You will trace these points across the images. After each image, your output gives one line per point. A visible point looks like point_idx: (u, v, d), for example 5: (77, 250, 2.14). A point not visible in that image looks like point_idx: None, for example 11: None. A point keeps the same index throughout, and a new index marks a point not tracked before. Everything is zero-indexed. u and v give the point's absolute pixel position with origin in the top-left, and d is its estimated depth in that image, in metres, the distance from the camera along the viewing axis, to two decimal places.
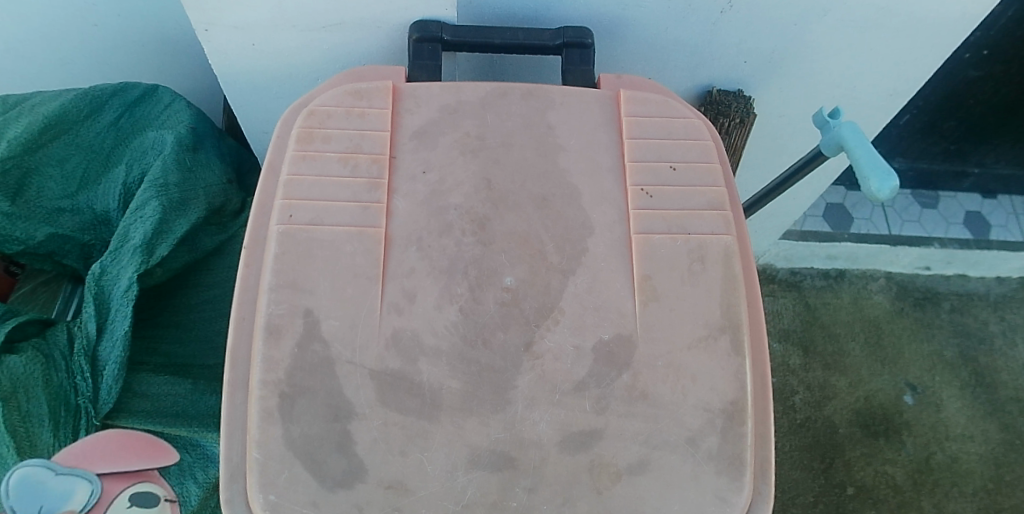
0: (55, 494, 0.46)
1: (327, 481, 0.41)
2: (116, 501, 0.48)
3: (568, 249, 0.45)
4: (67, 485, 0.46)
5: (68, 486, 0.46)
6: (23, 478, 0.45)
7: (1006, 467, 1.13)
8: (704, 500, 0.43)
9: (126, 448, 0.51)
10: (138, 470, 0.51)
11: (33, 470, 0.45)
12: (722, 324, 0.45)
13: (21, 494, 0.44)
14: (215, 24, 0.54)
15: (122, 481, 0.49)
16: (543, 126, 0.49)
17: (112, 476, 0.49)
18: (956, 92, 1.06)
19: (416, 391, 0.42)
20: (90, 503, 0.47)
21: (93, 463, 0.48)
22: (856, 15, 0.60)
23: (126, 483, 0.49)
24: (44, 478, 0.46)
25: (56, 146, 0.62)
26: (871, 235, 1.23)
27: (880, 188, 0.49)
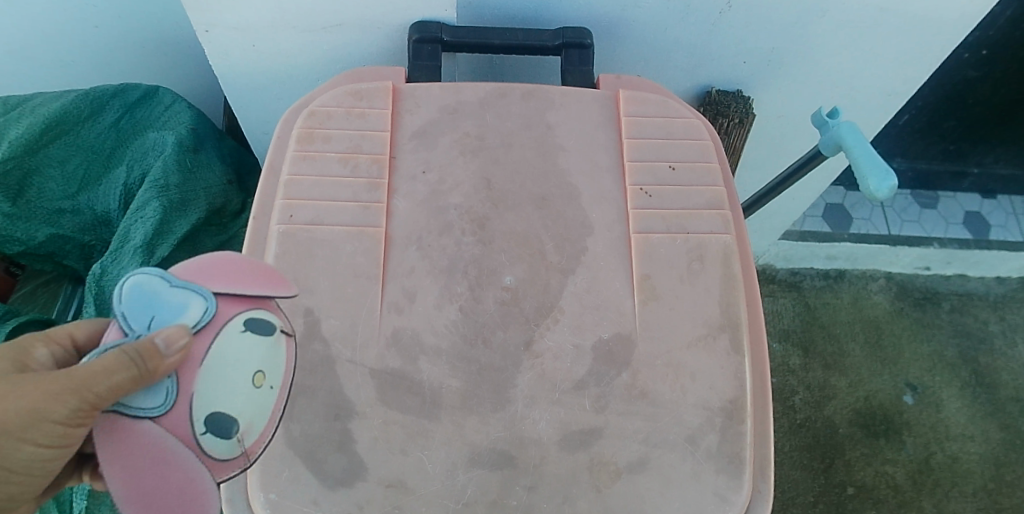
0: (169, 305, 0.28)
1: (327, 480, 0.41)
2: (229, 327, 0.29)
3: (567, 248, 0.45)
4: (181, 296, 0.28)
5: (186, 297, 0.28)
6: (135, 286, 0.28)
7: (1006, 467, 1.13)
8: (704, 498, 0.43)
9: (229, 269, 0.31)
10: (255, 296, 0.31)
11: (148, 277, 0.28)
12: (721, 323, 0.45)
13: (135, 304, 0.28)
14: (216, 26, 0.54)
15: (235, 303, 0.30)
16: (543, 126, 0.49)
17: (227, 295, 0.30)
18: (956, 92, 1.06)
19: (416, 390, 0.42)
20: (203, 324, 0.28)
21: (211, 278, 0.30)
22: (854, 16, 0.60)
23: (244, 305, 0.30)
24: (158, 288, 0.28)
25: (57, 147, 0.62)
26: (871, 234, 1.23)
27: (879, 187, 0.49)
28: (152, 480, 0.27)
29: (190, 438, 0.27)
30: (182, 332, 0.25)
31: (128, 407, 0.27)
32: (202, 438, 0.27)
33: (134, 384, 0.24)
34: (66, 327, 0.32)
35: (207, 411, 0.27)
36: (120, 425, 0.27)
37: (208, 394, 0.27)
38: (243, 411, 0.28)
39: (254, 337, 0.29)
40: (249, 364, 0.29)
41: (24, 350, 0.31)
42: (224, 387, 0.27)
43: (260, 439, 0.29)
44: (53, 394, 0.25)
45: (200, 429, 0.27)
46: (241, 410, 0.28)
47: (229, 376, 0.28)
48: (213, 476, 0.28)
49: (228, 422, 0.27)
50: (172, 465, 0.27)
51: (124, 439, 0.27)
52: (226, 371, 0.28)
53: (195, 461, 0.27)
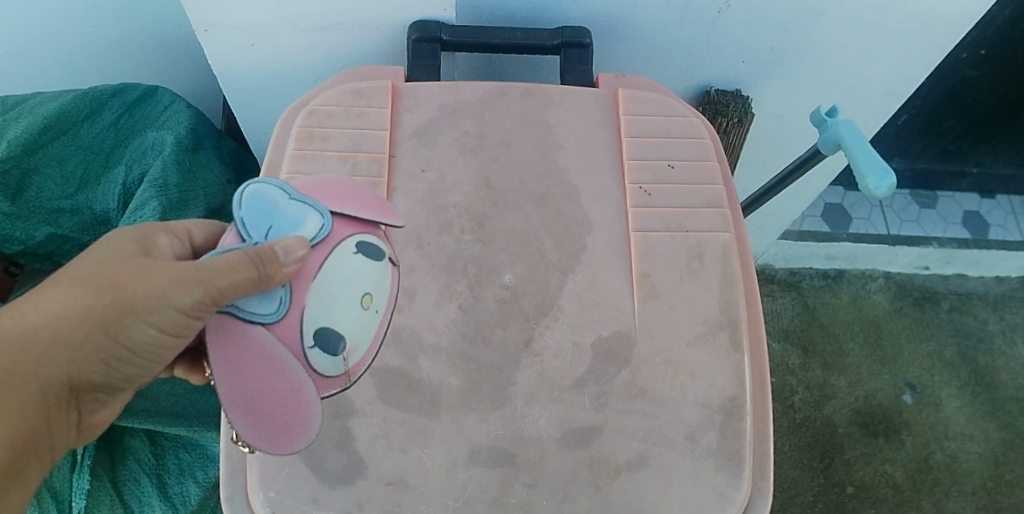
0: (286, 216, 0.29)
1: (328, 478, 0.41)
2: (342, 246, 0.30)
3: (567, 246, 0.45)
4: (297, 209, 0.29)
5: (302, 210, 0.29)
6: (256, 194, 0.29)
7: (1005, 466, 1.13)
8: (704, 495, 0.43)
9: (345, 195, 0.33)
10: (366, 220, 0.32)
11: (269, 187, 0.30)
12: (721, 321, 0.45)
13: (254, 210, 0.29)
14: (216, 25, 0.54)
15: (349, 225, 0.31)
16: (542, 124, 0.49)
17: (341, 217, 0.31)
18: (955, 91, 1.06)
19: (416, 388, 0.42)
20: (320, 238, 0.29)
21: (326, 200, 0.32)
22: (853, 15, 0.60)
23: (355, 228, 0.31)
24: (277, 200, 0.30)
25: (55, 146, 0.62)
26: (869, 234, 1.24)
27: (878, 185, 0.49)
28: (259, 384, 0.28)
29: (299, 349, 0.27)
30: (300, 243, 0.26)
31: (245, 311, 0.28)
32: (311, 351, 0.28)
33: (252, 285, 0.26)
34: (183, 224, 0.35)
35: (317, 324, 0.28)
36: (236, 325, 0.28)
37: (319, 308, 0.28)
38: (348, 330, 0.29)
39: (363, 262, 0.30)
40: (358, 286, 0.29)
41: (149, 237, 0.32)
42: (334, 303, 0.28)
43: (360, 360, 0.30)
44: (183, 282, 0.27)
45: (310, 341, 0.28)
46: (348, 329, 0.29)
47: (339, 295, 0.28)
48: (318, 389, 0.29)
49: (334, 338, 0.28)
50: (281, 372, 0.27)
51: (237, 342, 0.28)
52: (336, 289, 0.28)
53: (303, 371, 0.28)
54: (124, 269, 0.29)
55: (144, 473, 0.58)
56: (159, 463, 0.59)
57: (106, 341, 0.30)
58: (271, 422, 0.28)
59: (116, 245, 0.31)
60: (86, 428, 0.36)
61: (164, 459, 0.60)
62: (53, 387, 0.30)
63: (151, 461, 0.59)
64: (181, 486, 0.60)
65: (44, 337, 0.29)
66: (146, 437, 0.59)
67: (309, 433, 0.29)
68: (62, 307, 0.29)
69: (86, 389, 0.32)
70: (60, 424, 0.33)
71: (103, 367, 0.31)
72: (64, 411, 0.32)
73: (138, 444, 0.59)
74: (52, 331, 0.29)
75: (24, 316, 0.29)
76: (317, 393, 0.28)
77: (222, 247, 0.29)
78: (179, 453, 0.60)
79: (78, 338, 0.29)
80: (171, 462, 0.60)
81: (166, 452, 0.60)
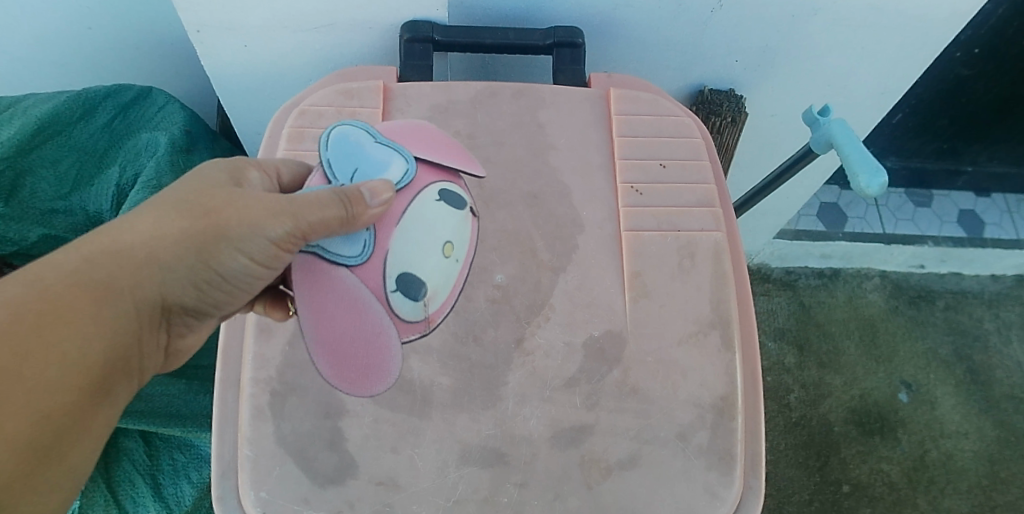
0: (371, 159, 0.29)
1: (319, 478, 0.41)
2: (425, 193, 0.29)
3: (558, 246, 0.45)
4: (382, 152, 0.29)
5: (388, 154, 0.29)
6: (342, 135, 0.30)
7: (1001, 464, 1.13)
8: (695, 494, 0.43)
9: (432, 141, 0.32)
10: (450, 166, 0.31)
11: (355, 129, 0.30)
12: (712, 320, 0.45)
13: (340, 151, 0.29)
14: (208, 26, 0.54)
15: (432, 171, 0.30)
16: (534, 124, 0.49)
17: (425, 161, 0.30)
18: (949, 90, 1.07)
19: (407, 388, 0.42)
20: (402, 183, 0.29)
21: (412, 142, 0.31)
22: (845, 14, 0.60)
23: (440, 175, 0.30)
24: (363, 141, 0.30)
25: (49, 147, 0.62)
26: (864, 233, 1.24)
27: (870, 184, 0.50)
28: (342, 325, 0.27)
29: (381, 293, 0.27)
30: (386, 187, 0.26)
31: (330, 252, 0.28)
32: (392, 296, 0.27)
33: (340, 226, 0.26)
34: (271, 162, 0.37)
35: (399, 269, 0.27)
36: (322, 266, 0.28)
37: (401, 253, 0.27)
38: (430, 277, 0.27)
39: (445, 210, 0.29)
40: (442, 234, 0.28)
41: (241, 170, 0.34)
42: (416, 249, 0.27)
43: (440, 310, 0.29)
44: (278, 212, 0.29)
45: (390, 285, 0.27)
46: (429, 277, 0.28)
47: (422, 243, 0.27)
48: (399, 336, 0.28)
49: (414, 284, 0.27)
50: (363, 314, 0.27)
51: (322, 282, 0.28)
52: (418, 235, 0.27)
53: (383, 318, 0.27)
54: (216, 197, 0.31)
55: (138, 474, 0.58)
56: (153, 464, 0.59)
57: (199, 265, 0.30)
58: (352, 364, 0.28)
59: (205, 176, 0.33)
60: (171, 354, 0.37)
61: (158, 459, 0.60)
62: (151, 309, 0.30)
63: (145, 461, 0.59)
64: (176, 487, 0.60)
65: (140, 256, 0.29)
66: (139, 437, 0.59)
67: (389, 376, 0.28)
68: (158, 228, 0.29)
69: (177, 312, 0.33)
70: (151, 349, 0.32)
71: (194, 290, 0.32)
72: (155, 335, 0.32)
73: (133, 444, 0.58)
74: (149, 251, 0.29)
75: (121, 235, 0.29)
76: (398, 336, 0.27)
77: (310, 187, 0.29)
78: (173, 453, 0.60)
79: (173, 259, 0.30)
80: (166, 462, 0.60)
81: (160, 453, 0.60)
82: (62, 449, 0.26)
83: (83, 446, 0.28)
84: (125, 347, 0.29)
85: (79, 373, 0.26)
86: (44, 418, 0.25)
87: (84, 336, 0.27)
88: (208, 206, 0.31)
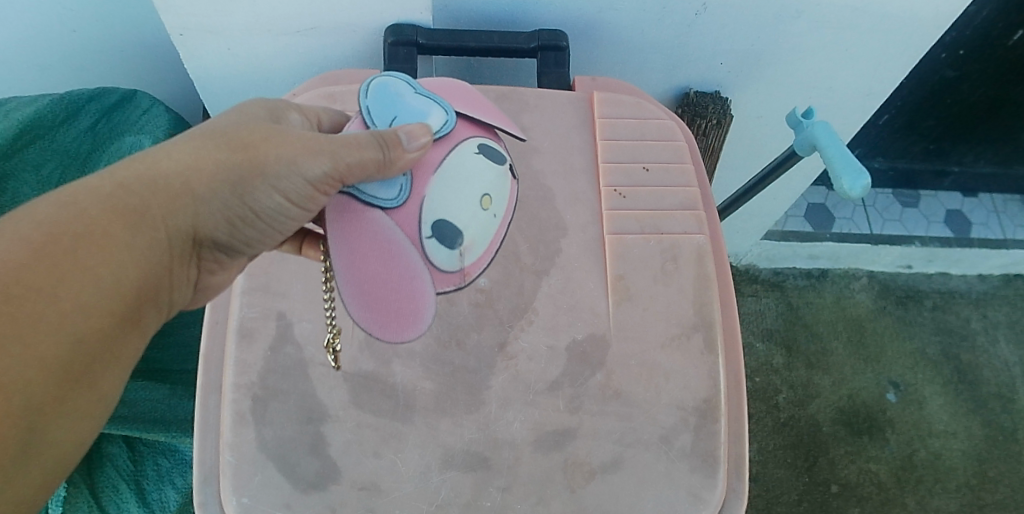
0: (408, 108, 0.32)
1: (300, 484, 0.41)
2: (462, 146, 0.33)
3: (541, 249, 0.46)
4: (419, 103, 0.33)
5: (424, 104, 0.33)
6: (382, 85, 0.33)
7: (988, 463, 1.14)
8: (678, 497, 0.43)
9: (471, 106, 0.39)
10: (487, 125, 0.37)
11: (394, 82, 0.33)
12: (695, 323, 0.46)
13: (380, 100, 0.32)
14: (190, 29, 0.54)
15: (469, 127, 0.34)
16: (517, 128, 0.49)
17: (464, 119, 0.34)
18: (935, 91, 1.08)
19: (389, 393, 0.42)
20: (443, 131, 0.32)
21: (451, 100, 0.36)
22: (828, 17, 0.61)
23: (476, 131, 0.34)
24: (404, 93, 0.33)
25: (31, 151, 0.61)
26: (852, 234, 1.25)
27: (852, 186, 0.50)
28: (375, 266, 0.30)
29: (417, 237, 0.30)
30: (421, 131, 0.29)
31: (365, 194, 0.30)
32: (427, 242, 0.30)
33: (376, 170, 0.28)
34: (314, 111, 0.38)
35: (436, 218, 0.30)
36: (354, 208, 0.30)
37: (437, 202, 0.30)
38: (465, 227, 0.31)
39: (477, 165, 0.33)
40: (478, 188, 0.32)
41: (282, 111, 0.35)
42: (451, 197, 0.31)
43: (474, 259, 0.33)
44: (321, 151, 0.29)
45: (428, 230, 0.30)
46: (465, 227, 0.32)
47: (458, 194, 0.31)
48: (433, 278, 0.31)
49: (451, 231, 0.31)
50: (400, 255, 0.30)
51: (356, 225, 0.30)
52: (453, 186, 0.31)
53: (419, 259, 0.30)
54: (257, 133, 0.30)
55: (122, 479, 0.57)
56: (138, 469, 0.59)
57: (234, 200, 0.30)
58: (385, 307, 0.31)
59: (247, 113, 0.33)
60: (201, 289, 0.35)
61: (143, 465, 0.59)
62: (183, 237, 0.29)
63: (128, 466, 0.58)
64: (160, 492, 0.59)
65: (176, 186, 0.28)
66: (123, 442, 0.58)
67: (424, 317, 0.32)
68: (193, 156, 0.29)
69: (207, 246, 0.31)
70: (181, 281, 0.31)
71: (227, 225, 0.31)
72: (183, 271, 0.30)
73: (116, 450, 0.58)
74: (184, 180, 0.28)
75: (158, 162, 0.28)
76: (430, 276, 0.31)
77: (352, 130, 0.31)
78: (157, 459, 0.60)
79: (210, 192, 0.29)
80: (150, 467, 0.59)
81: (144, 458, 0.59)
82: (89, 375, 0.25)
83: (101, 383, 0.26)
84: (156, 278, 0.28)
85: (112, 297, 0.25)
86: (74, 342, 0.24)
87: (115, 262, 0.25)
88: (244, 139, 0.30)
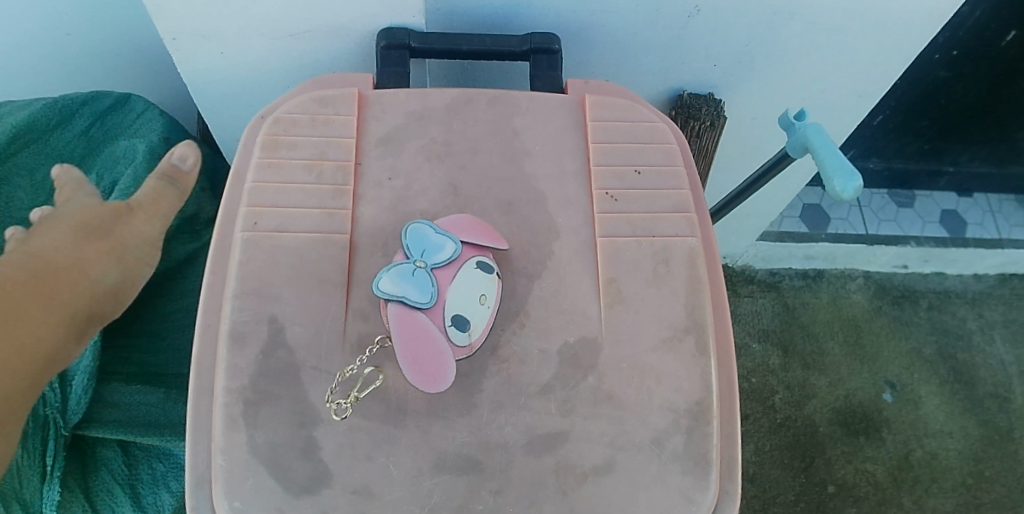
0: (434, 243, 0.41)
1: (292, 488, 0.41)
2: (466, 263, 0.42)
3: (533, 252, 0.46)
4: (440, 239, 0.41)
5: (439, 238, 0.41)
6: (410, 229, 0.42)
7: (984, 462, 1.14)
8: (670, 499, 0.43)
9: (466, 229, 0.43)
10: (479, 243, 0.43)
11: (421, 223, 0.42)
12: (687, 325, 0.46)
13: (414, 240, 0.41)
14: (184, 34, 0.54)
15: (470, 249, 0.42)
16: (509, 131, 0.49)
17: (467, 244, 0.42)
18: (929, 92, 1.08)
19: (381, 397, 0.42)
20: (453, 257, 0.41)
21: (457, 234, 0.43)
22: (820, 18, 0.61)
23: (475, 251, 0.42)
24: (426, 231, 0.42)
25: (25, 155, 0.61)
26: (847, 234, 1.25)
27: (845, 188, 0.50)
28: (422, 347, 0.38)
29: (442, 328, 0.39)
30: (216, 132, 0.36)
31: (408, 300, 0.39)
32: (449, 328, 0.40)
33: None
34: None
35: (453, 313, 0.40)
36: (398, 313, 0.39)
37: (452, 304, 0.40)
38: (473, 320, 0.41)
39: (481, 275, 0.42)
40: (479, 289, 0.41)
41: None
42: (465, 301, 0.40)
43: (479, 335, 0.41)
44: None
45: (450, 323, 0.40)
46: (472, 319, 0.41)
47: (467, 298, 0.41)
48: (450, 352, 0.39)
49: (465, 322, 0.40)
50: (432, 340, 0.39)
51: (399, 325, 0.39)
52: (466, 292, 0.41)
53: (443, 336, 0.39)
54: None
55: (117, 483, 0.57)
56: (132, 474, 0.58)
57: None
58: (420, 372, 0.38)
59: None
60: None
61: (138, 469, 0.59)
62: None
63: (123, 471, 0.58)
64: (155, 495, 0.59)
65: None
66: (118, 447, 0.58)
67: (447, 379, 0.39)
68: None
69: None
70: None
71: None
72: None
73: (111, 454, 0.58)
74: None
75: None
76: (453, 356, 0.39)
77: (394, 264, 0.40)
78: (152, 463, 0.60)
79: None
80: (145, 472, 0.59)
81: (139, 462, 0.59)
82: None
83: None
84: None
85: None
86: None
87: None
88: None
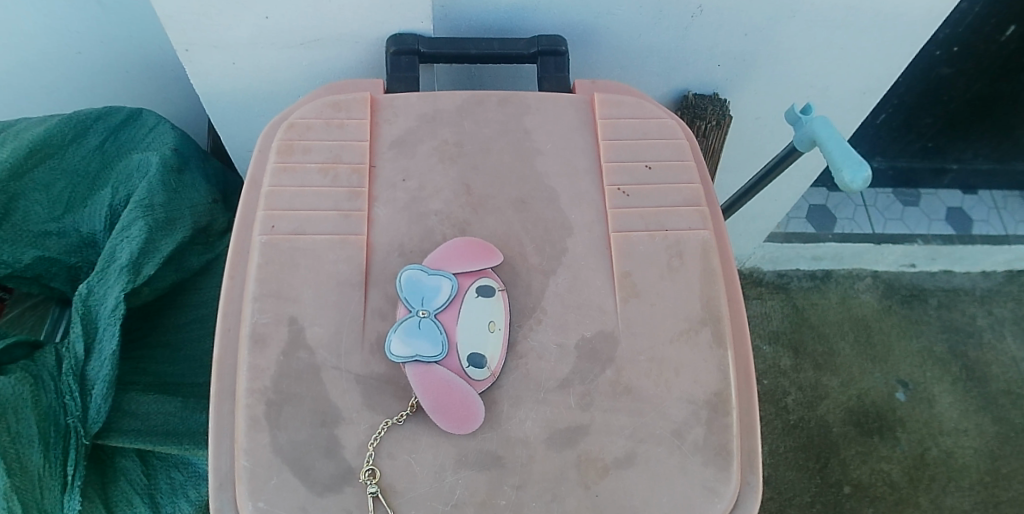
0: (430, 288, 0.41)
1: (316, 486, 0.41)
2: (467, 294, 0.42)
3: (548, 249, 0.46)
4: (435, 280, 0.42)
5: (435, 278, 0.42)
6: (406, 278, 0.42)
7: (1001, 460, 1.13)
8: (692, 490, 0.43)
9: (461, 255, 0.43)
10: (476, 267, 0.43)
11: (414, 270, 0.42)
12: (702, 317, 0.46)
13: (410, 290, 0.41)
14: (196, 44, 0.55)
15: (468, 277, 0.43)
16: (520, 130, 0.50)
17: (462, 272, 0.43)
18: (931, 88, 1.08)
19: (402, 393, 0.42)
20: (451, 295, 0.41)
21: (449, 264, 0.43)
22: (823, 15, 0.62)
23: (473, 277, 0.43)
24: (420, 275, 0.42)
25: (40, 171, 0.61)
26: (855, 234, 1.27)
27: (853, 178, 0.49)
28: (447, 396, 0.40)
29: (461, 371, 0.41)
30: None
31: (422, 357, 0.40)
32: (468, 370, 0.41)
33: None
34: None
35: (469, 353, 0.41)
36: (417, 371, 0.40)
37: (467, 344, 0.41)
38: (488, 350, 0.42)
39: (482, 302, 0.42)
40: (486, 318, 0.42)
41: None
42: (475, 335, 0.42)
43: (498, 362, 0.42)
44: None
45: (465, 363, 0.41)
46: (488, 350, 0.42)
47: (477, 329, 0.42)
48: (474, 388, 0.41)
49: (480, 357, 0.41)
50: (456, 388, 0.40)
51: (421, 382, 0.40)
52: (473, 325, 0.42)
53: (466, 382, 0.41)
54: None
55: (136, 493, 0.57)
56: (151, 483, 0.59)
57: None
58: (454, 418, 0.40)
59: None
60: None
61: (156, 478, 0.59)
62: None
63: (142, 480, 0.58)
64: (174, 505, 0.60)
65: None
66: (137, 456, 0.58)
67: (478, 417, 0.41)
68: None
69: None
70: None
71: None
72: None
73: (130, 464, 0.58)
74: None
75: None
76: (476, 391, 0.41)
77: (399, 320, 0.41)
78: (170, 472, 0.60)
79: None
80: (163, 481, 0.59)
81: (158, 472, 0.59)
82: None
83: None
84: None
85: None
86: None
87: None
88: None
